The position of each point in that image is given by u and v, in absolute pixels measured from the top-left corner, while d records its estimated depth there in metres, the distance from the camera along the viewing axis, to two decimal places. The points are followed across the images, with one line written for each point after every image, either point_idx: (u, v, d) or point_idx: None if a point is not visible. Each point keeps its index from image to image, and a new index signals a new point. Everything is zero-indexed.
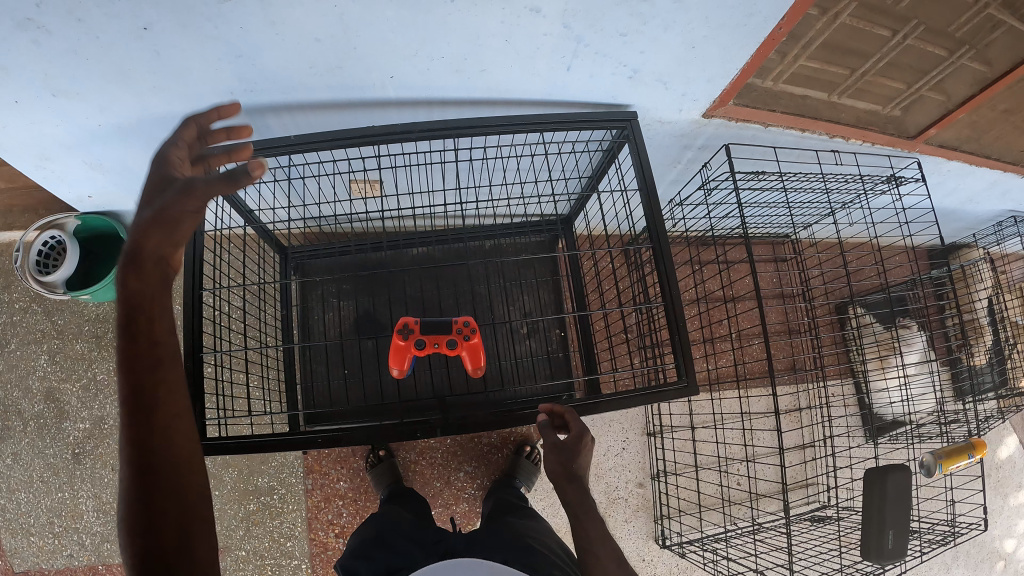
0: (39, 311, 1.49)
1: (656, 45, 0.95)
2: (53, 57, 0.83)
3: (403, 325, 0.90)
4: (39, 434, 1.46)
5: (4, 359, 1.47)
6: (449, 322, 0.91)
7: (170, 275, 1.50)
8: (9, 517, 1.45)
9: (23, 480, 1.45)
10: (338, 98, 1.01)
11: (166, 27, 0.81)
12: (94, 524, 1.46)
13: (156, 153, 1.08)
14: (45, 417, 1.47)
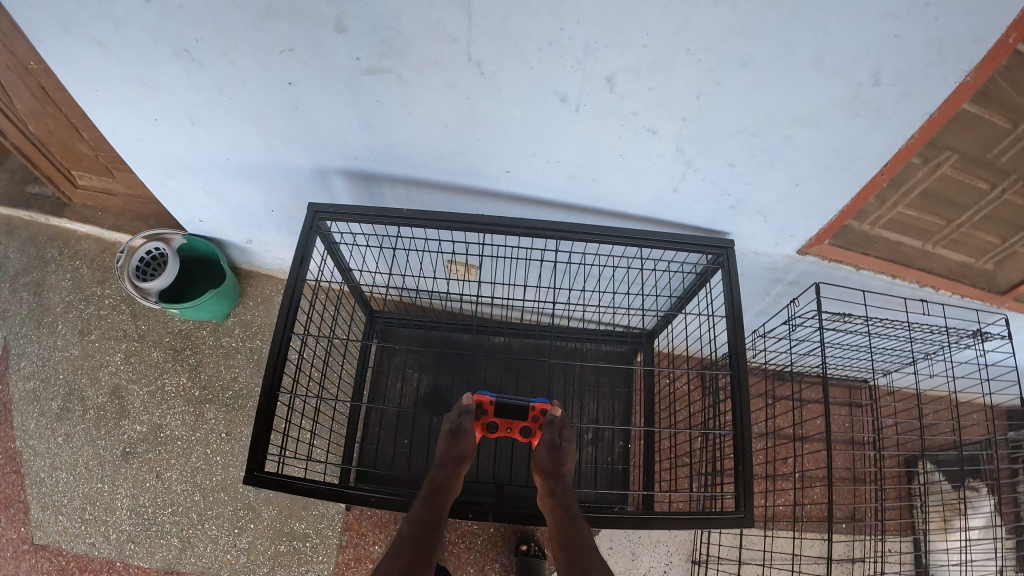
0: (125, 311, 1.58)
1: (761, 178, 0.94)
2: (201, 91, 0.88)
3: (479, 403, 0.93)
4: (95, 424, 1.51)
5: (82, 347, 1.55)
6: (524, 407, 0.92)
7: (256, 310, 1.57)
8: (44, 491, 1.48)
9: (67, 461, 1.50)
10: (453, 183, 1.02)
11: (308, 85, 0.85)
12: (125, 527, 1.47)
13: (274, 198, 1.11)
14: (105, 410, 1.52)
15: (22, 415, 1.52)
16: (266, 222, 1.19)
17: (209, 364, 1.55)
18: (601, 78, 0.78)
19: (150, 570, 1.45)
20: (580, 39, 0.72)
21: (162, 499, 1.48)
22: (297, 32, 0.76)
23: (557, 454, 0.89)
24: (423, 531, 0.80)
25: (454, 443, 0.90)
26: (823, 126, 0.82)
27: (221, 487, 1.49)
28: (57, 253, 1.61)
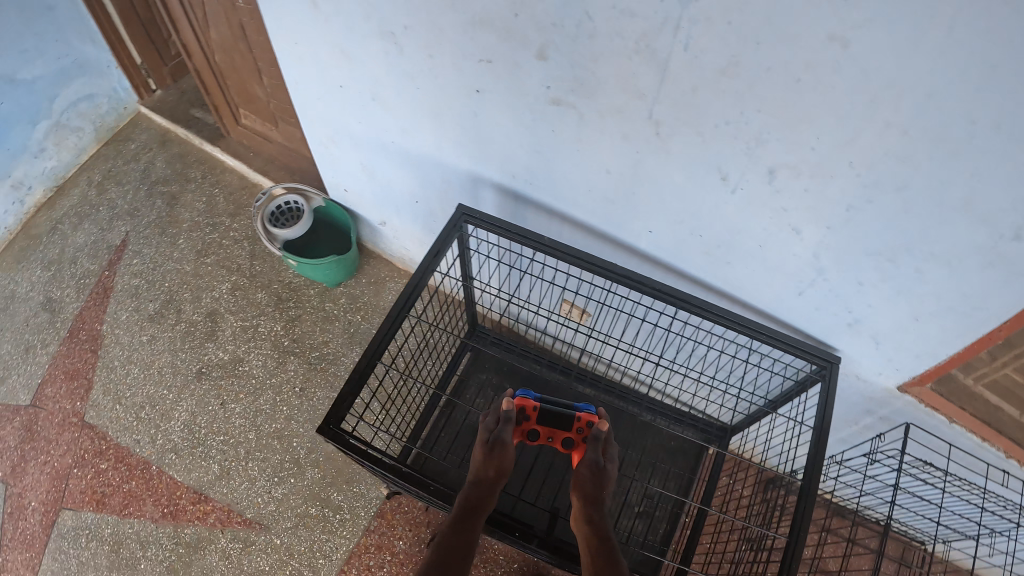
0: (245, 248, 1.84)
1: (885, 305, 0.89)
2: (393, 73, 0.94)
3: (522, 408, 0.92)
4: (183, 337, 1.70)
5: (197, 267, 1.81)
6: (570, 418, 0.92)
7: (365, 287, 1.74)
8: (112, 376, 1.66)
9: (142, 359, 1.68)
10: (595, 227, 1.03)
11: (493, 97, 0.89)
12: (170, 437, 1.56)
13: (422, 191, 1.15)
14: (195, 326, 1.71)
15: (117, 304, 1.78)
16: (404, 210, 1.23)
17: (310, 324, 1.69)
18: (764, 168, 0.78)
19: (179, 483, 1.51)
20: (757, 126, 0.73)
21: (218, 425, 1.57)
22: (499, 46, 0.81)
23: (599, 478, 0.85)
24: (450, 568, 0.77)
25: (490, 455, 0.88)
26: (956, 269, 0.76)
27: (275, 434, 1.55)
28: (195, 176, 2.00)
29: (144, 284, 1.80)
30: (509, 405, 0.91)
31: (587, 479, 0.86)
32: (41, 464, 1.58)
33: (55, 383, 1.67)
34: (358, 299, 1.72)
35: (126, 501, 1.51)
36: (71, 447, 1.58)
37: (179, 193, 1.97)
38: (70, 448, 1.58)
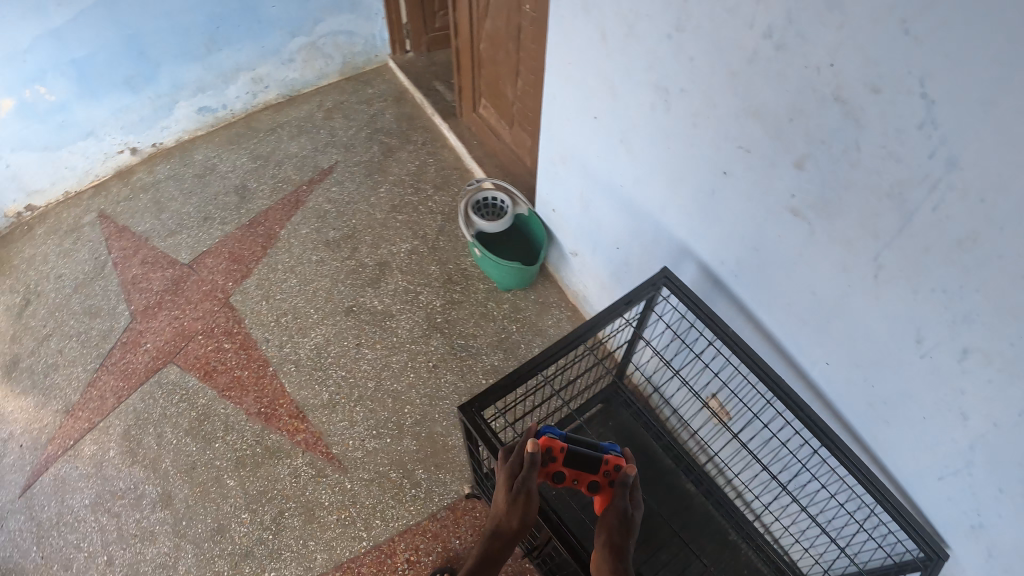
0: (437, 224, 2.20)
1: (1017, 520, 0.84)
2: (671, 132, 1.15)
3: (547, 453, 0.97)
4: (347, 274, 2.08)
5: (381, 224, 2.22)
6: (597, 466, 0.97)
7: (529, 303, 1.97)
8: (271, 277, 2.11)
9: (304, 275, 2.10)
10: (780, 334, 1.13)
11: (736, 181, 1.06)
12: (299, 344, 1.94)
13: (654, 238, 1.36)
14: (358, 268, 2.10)
15: (301, 219, 2.26)
16: (631, 244, 1.47)
17: (469, 316, 1.95)
18: (960, 346, 0.81)
19: (285, 391, 1.85)
20: (967, 303, 0.78)
21: (348, 365, 1.88)
22: (765, 144, 0.96)
23: (625, 532, 0.94)
24: None
25: (513, 505, 0.97)
26: None
27: (393, 393, 1.82)
28: (417, 141, 2.47)
29: (332, 212, 2.26)
30: (531, 455, 0.95)
31: (615, 527, 0.95)
32: (173, 315, 2.05)
33: (218, 259, 2.18)
34: (519, 312, 1.95)
35: (230, 384, 1.89)
36: (212, 321, 2.02)
37: (400, 162, 2.40)
38: (207, 324, 2.01)
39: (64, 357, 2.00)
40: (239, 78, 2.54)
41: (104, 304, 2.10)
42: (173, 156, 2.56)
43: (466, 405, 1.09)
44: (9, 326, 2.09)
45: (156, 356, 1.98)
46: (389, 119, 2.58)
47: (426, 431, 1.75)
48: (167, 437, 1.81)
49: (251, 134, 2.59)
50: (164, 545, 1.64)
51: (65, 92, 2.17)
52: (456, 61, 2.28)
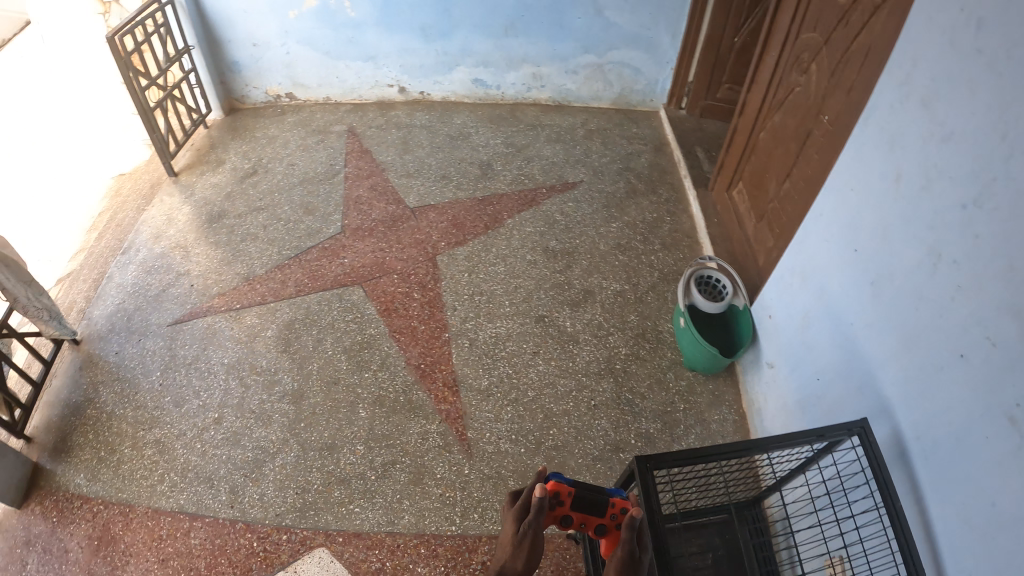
0: (653, 277, 2.33)
1: None
2: (921, 293, 1.14)
3: (559, 491, 1.24)
4: (546, 283, 2.26)
5: (592, 251, 2.37)
6: (605, 507, 1.24)
7: (704, 392, 2.04)
8: (480, 254, 2.30)
9: (513, 269, 2.28)
10: (941, 538, 1.07)
11: (967, 368, 1.02)
12: (487, 327, 2.14)
13: (857, 386, 1.35)
14: (560, 279, 2.27)
15: (530, 218, 2.43)
16: (833, 383, 1.47)
17: (646, 377, 2.06)
18: None
19: (450, 359, 2.07)
20: None
21: (518, 368, 2.06)
22: (1012, 345, 0.94)
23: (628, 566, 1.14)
24: None
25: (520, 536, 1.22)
26: None
27: (545, 410, 1.97)
28: (662, 195, 2.60)
29: (561, 225, 2.41)
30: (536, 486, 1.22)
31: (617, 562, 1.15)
32: (377, 246, 2.33)
33: (441, 217, 2.41)
34: (692, 395, 2.02)
35: (404, 328, 2.13)
36: (414, 271, 2.26)
37: (636, 208, 2.54)
38: (406, 268, 2.25)
39: (262, 235, 2.41)
40: (521, 70, 2.87)
41: (322, 206, 2.48)
42: (433, 111, 2.94)
43: (644, 458, 1.19)
44: (232, 185, 2.61)
45: (348, 272, 2.28)
46: (644, 164, 2.71)
47: (560, 458, 1.87)
48: (325, 347, 2.11)
49: (510, 123, 2.85)
50: (274, 433, 1.98)
51: (366, 14, 2.66)
52: (732, 140, 2.43)
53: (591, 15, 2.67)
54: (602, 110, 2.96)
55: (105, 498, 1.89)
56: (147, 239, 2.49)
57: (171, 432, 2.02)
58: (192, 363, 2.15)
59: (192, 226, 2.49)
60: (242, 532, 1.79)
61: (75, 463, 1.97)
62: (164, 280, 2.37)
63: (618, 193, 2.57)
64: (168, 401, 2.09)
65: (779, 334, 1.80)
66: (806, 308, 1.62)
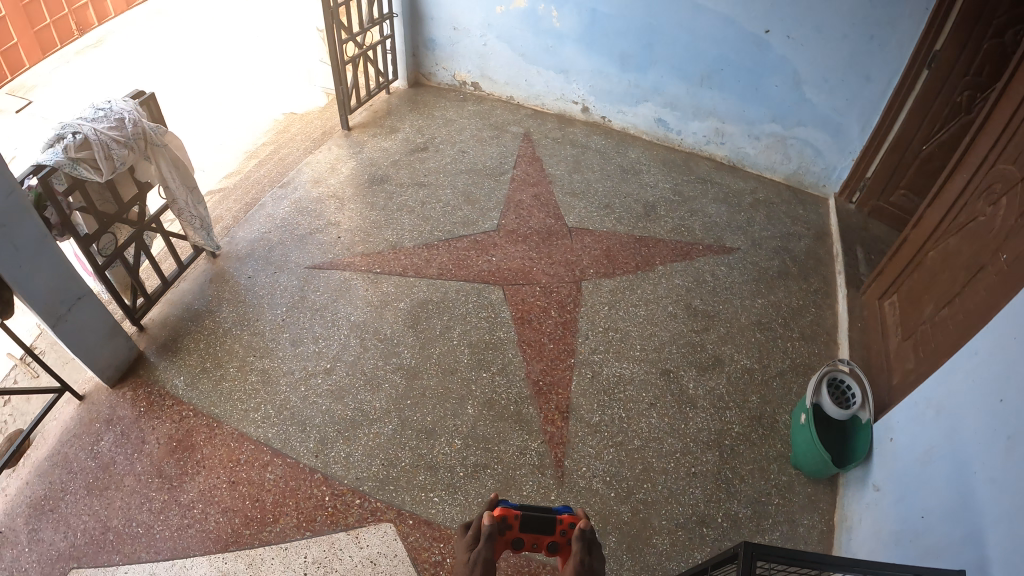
0: (784, 364, 2.26)
1: None
2: None
3: (507, 520, 1.27)
4: (681, 339, 2.26)
5: (734, 321, 2.35)
6: (553, 526, 1.29)
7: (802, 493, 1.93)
8: (626, 291, 2.33)
9: (652, 314, 2.30)
10: None
11: None
12: (612, 365, 2.16)
13: (964, 541, 1.27)
14: (693, 341, 2.27)
15: (682, 268, 2.44)
16: (938, 529, 1.38)
17: (749, 460, 1.99)
18: None
19: (569, 384, 2.10)
20: None
21: (630, 414, 2.06)
22: None
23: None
24: None
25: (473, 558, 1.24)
26: None
27: (644, 463, 1.95)
28: (813, 285, 2.53)
29: (709, 286, 2.41)
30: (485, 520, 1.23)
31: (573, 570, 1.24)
32: (525, 254, 2.36)
33: (593, 243, 2.43)
34: (789, 493, 1.93)
35: (533, 341, 2.17)
36: (556, 288, 2.29)
37: (783, 291, 2.49)
38: (550, 283, 2.29)
39: (418, 210, 2.47)
40: (706, 122, 2.87)
41: (483, 199, 2.53)
42: (610, 137, 3.00)
43: (751, 544, 1.07)
44: (400, 154, 2.69)
45: (489, 271, 2.31)
46: (800, 248, 2.65)
47: (644, 514, 1.84)
48: (452, 334, 2.15)
49: (681, 171, 2.82)
50: (378, 400, 2.04)
51: (570, 28, 2.79)
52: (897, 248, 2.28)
53: (790, 86, 2.63)
54: (774, 183, 2.90)
55: (199, 407, 2.08)
56: (306, 180, 2.57)
57: (282, 369, 2.11)
58: (321, 309, 2.22)
59: (351, 181, 2.57)
60: (319, 483, 1.90)
61: (179, 364, 2.18)
62: (311, 223, 2.43)
63: (769, 270, 2.54)
64: (287, 340, 2.17)
65: (897, 460, 1.69)
66: (931, 444, 1.53)
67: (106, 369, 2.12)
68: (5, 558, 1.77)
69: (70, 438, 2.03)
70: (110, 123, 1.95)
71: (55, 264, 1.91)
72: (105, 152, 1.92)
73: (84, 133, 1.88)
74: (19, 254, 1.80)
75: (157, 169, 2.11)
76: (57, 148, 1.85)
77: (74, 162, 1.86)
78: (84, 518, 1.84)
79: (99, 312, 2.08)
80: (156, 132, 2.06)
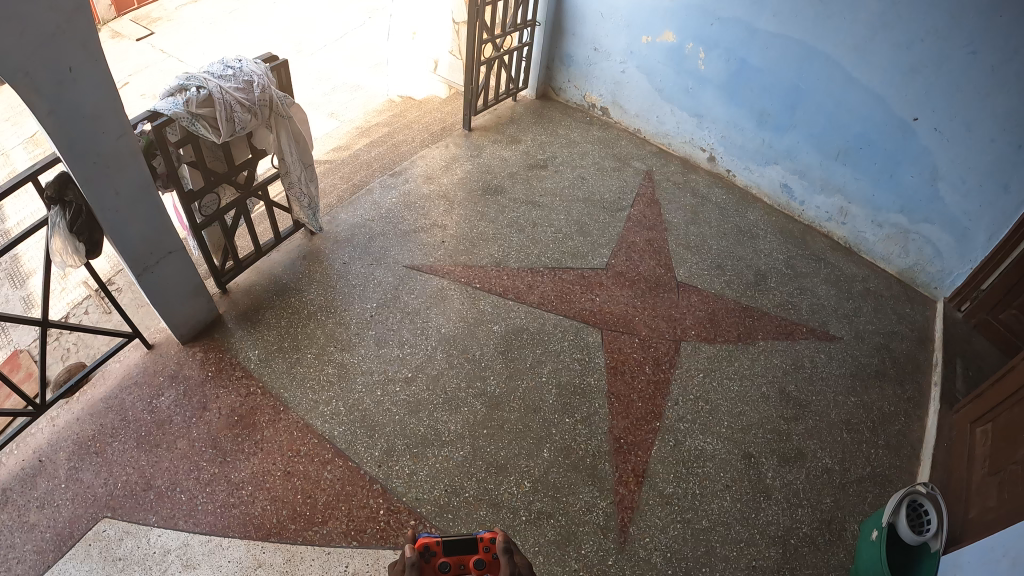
0: (867, 471, 2.10)
1: None
2: None
3: (428, 549, 1.22)
4: (767, 422, 2.15)
5: (824, 412, 2.23)
6: (473, 543, 1.24)
7: None
8: (724, 362, 2.25)
9: (746, 391, 2.21)
10: None
11: None
12: (697, 438, 2.06)
13: None
14: (779, 425, 2.16)
15: (784, 347, 2.35)
16: None
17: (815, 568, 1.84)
18: None
19: (649, 448, 2.01)
20: None
21: (702, 491, 1.95)
22: None
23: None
24: None
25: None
26: None
27: (705, 547, 1.83)
28: (908, 392, 2.34)
29: (806, 372, 2.30)
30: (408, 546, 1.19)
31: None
32: (629, 300, 2.30)
33: (699, 303, 2.35)
34: None
35: (623, 396, 2.10)
36: (655, 343, 2.22)
37: (878, 394, 2.32)
38: (649, 337, 2.22)
39: (530, 230, 2.43)
40: (832, 199, 2.75)
41: (596, 233, 2.47)
42: (731, 193, 2.95)
43: None
44: (518, 165, 2.68)
45: (591, 308, 2.25)
46: (901, 349, 2.48)
47: None
48: (542, 370, 2.09)
49: (796, 244, 2.71)
50: (456, 423, 1.97)
51: (714, 74, 2.76)
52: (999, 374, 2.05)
53: (926, 180, 2.44)
54: (884, 274, 2.75)
55: (269, 387, 2.03)
56: (418, 173, 2.59)
57: (362, 367, 2.06)
58: (412, 314, 2.17)
59: (463, 185, 2.56)
60: (376, 495, 1.83)
61: (257, 337, 2.13)
62: (419, 219, 2.43)
63: (867, 366, 2.39)
64: (371, 338, 2.11)
65: None
66: None
67: (183, 327, 2.09)
68: (42, 488, 1.81)
69: (130, 386, 2.05)
70: (236, 84, 1.85)
71: (153, 216, 1.87)
72: (227, 113, 1.82)
73: (209, 90, 1.79)
74: (118, 198, 1.76)
75: (275, 139, 2.02)
76: (179, 99, 1.77)
77: (193, 117, 1.78)
78: (127, 470, 1.85)
79: (189, 270, 2.03)
80: (283, 103, 1.96)
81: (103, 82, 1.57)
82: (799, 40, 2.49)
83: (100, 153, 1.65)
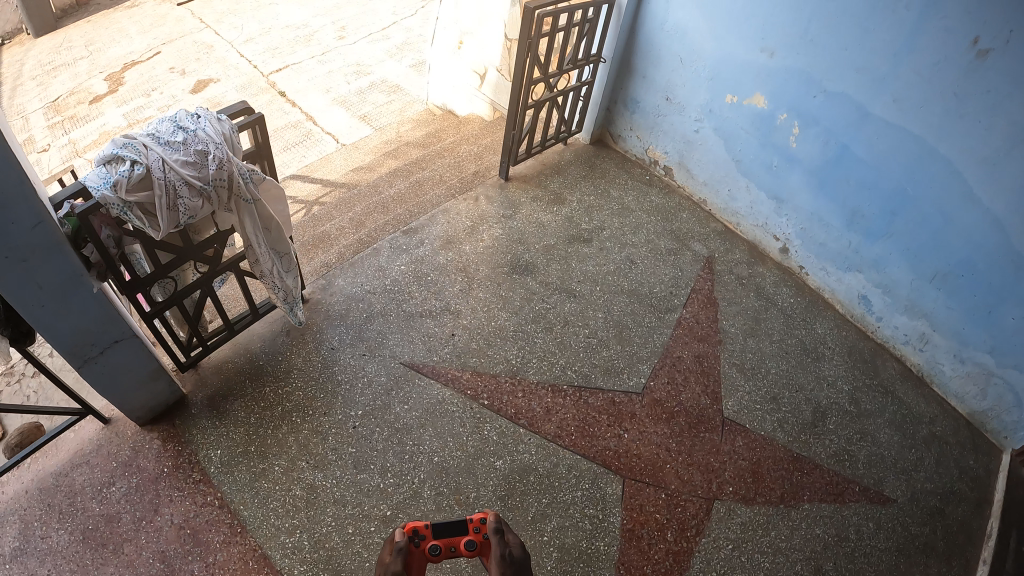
0: None
1: None
2: None
3: (416, 531, 1.16)
4: None
5: None
6: (464, 527, 1.18)
7: None
8: (755, 534, 1.83)
9: (778, 567, 1.78)
10: None
11: None
12: None
13: None
14: None
15: (830, 512, 1.92)
16: None
17: None
18: None
19: None
20: None
21: None
22: None
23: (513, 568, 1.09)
24: None
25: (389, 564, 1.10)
26: None
27: None
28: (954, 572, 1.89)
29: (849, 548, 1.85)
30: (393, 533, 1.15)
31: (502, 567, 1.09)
32: (657, 440, 1.96)
33: (745, 455, 1.98)
34: None
35: (635, 566, 1.71)
36: (683, 502, 1.85)
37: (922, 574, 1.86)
38: (679, 491, 1.87)
39: (557, 332, 2.16)
40: (913, 324, 2.29)
41: (637, 342, 2.19)
42: (800, 294, 2.52)
43: None
44: (559, 242, 2.44)
45: (618, 447, 1.92)
46: (955, 514, 2.02)
47: None
48: (546, 526, 1.74)
49: (865, 369, 2.33)
50: None
51: (807, 155, 2.30)
52: None
53: None
54: (952, 414, 2.29)
55: (228, 499, 1.71)
56: (437, 236, 2.39)
57: (334, 495, 1.73)
58: (403, 432, 1.87)
59: (489, 258, 2.35)
60: None
61: (222, 434, 1.83)
62: (428, 305, 2.17)
63: (916, 538, 1.93)
64: (350, 459, 1.80)
65: None
66: None
67: (138, 411, 1.78)
68: None
69: (82, 464, 1.75)
70: (186, 156, 1.44)
71: (92, 305, 1.51)
72: (170, 199, 1.43)
73: (146, 166, 1.39)
74: (43, 292, 1.39)
75: (239, 223, 1.65)
76: (111, 174, 1.38)
77: (126, 205, 1.39)
78: (69, 567, 1.57)
79: (141, 354, 1.70)
80: (245, 179, 1.58)
81: (10, 166, 1.18)
82: (915, 136, 1.98)
83: (8, 247, 1.27)
